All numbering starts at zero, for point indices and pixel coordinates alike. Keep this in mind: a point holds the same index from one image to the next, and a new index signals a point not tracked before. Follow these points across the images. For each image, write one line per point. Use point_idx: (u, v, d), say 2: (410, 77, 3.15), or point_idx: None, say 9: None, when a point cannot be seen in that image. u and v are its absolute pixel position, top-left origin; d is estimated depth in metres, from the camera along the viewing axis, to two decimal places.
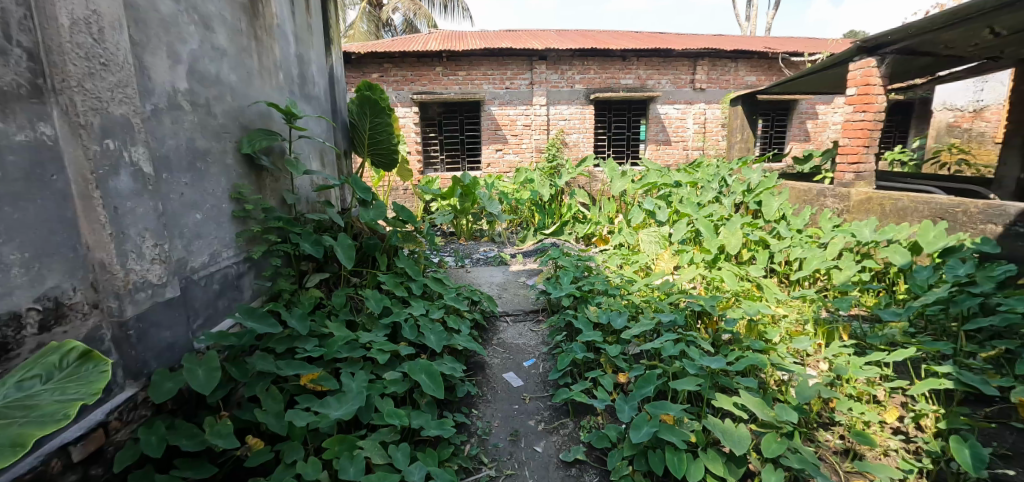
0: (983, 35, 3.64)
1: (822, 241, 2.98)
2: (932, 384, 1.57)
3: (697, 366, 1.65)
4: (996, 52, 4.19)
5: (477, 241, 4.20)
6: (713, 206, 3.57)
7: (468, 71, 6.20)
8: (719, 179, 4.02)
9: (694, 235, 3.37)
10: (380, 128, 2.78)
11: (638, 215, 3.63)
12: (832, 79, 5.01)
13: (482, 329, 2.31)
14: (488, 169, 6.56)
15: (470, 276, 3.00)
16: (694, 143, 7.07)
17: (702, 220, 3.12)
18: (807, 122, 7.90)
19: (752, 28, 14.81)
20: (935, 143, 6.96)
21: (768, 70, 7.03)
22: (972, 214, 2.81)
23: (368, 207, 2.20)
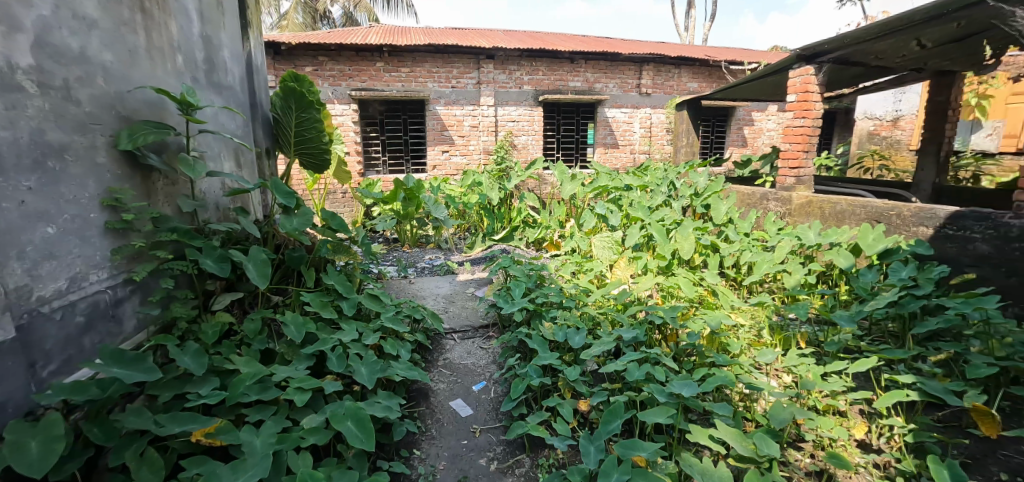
0: (912, 47, 3.90)
1: (769, 244, 3.18)
2: (900, 396, 1.73)
3: (666, 394, 1.66)
4: (919, 65, 4.51)
5: (422, 247, 4.05)
6: (663, 209, 3.68)
7: (412, 68, 6.00)
8: (668, 183, 4.17)
9: (646, 240, 3.43)
10: (308, 124, 2.64)
11: (591, 220, 3.68)
12: (770, 86, 5.23)
13: (425, 351, 2.23)
14: (434, 171, 6.37)
15: (414, 287, 2.88)
16: (640, 147, 7.18)
17: (656, 225, 3.19)
18: (745, 128, 8.24)
19: (690, 38, 15.39)
20: (858, 149, 7.40)
21: (709, 78, 7.32)
22: (905, 218, 2.98)
23: (292, 214, 2.06)
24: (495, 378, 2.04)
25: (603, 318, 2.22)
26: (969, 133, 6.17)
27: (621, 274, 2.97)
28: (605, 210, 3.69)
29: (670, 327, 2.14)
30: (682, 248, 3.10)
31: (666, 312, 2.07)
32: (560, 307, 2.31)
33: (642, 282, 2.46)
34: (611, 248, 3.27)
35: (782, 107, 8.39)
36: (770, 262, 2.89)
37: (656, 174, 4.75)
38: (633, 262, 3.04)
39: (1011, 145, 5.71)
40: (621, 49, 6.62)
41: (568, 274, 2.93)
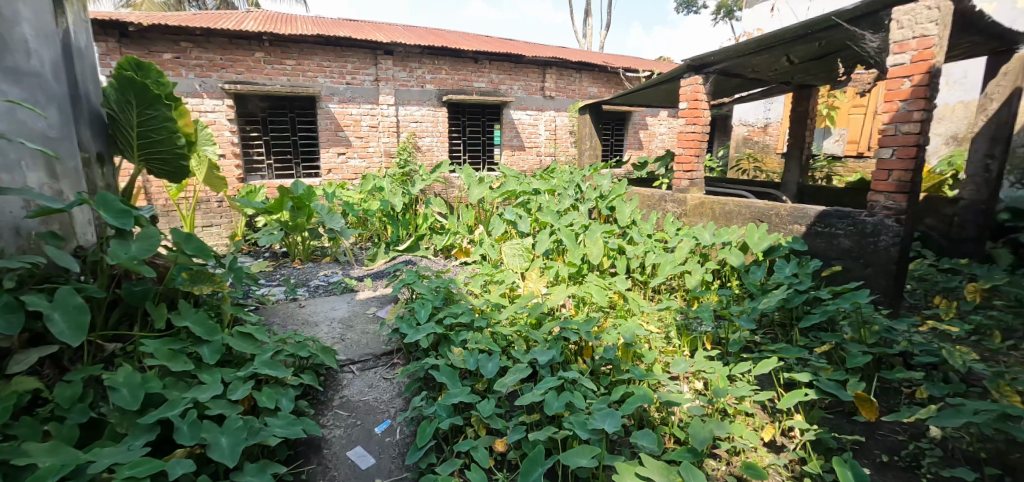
0: (782, 63, 4.29)
1: (670, 245, 3.39)
2: (799, 396, 2.09)
3: (589, 430, 1.70)
4: (787, 78, 5.00)
5: (316, 262, 3.79)
6: (572, 213, 3.77)
7: (298, 60, 5.56)
8: (574, 186, 4.25)
9: (556, 245, 3.53)
10: (155, 124, 2.35)
11: (500, 227, 3.65)
12: (663, 94, 5.51)
13: (318, 392, 2.08)
14: (329, 175, 5.97)
15: (306, 311, 2.68)
16: (546, 149, 7.38)
17: (565, 231, 3.29)
18: (641, 132, 8.72)
19: (587, 44, 16.03)
20: (736, 153, 8.00)
21: (608, 84, 7.71)
22: (783, 217, 3.36)
23: (127, 239, 1.84)
24: (398, 419, 1.92)
25: (516, 338, 2.21)
26: (823, 139, 6.85)
27: (532, 283, 2.95)
28: (513, 215, 3.67)
29: (588, 343, 2.21)
30: (592, 254, 3.22)
31: (583, 328, 2.14)
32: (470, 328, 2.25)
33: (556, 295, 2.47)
34: (522, 255, 3.31)
35: (672, 113, 8.96)
36: (672, 263, 3.10)
37: (563, 177, 4.86)
38: (540, 270, 3.09)
39: (855, 149, 6.47)
40: (524, 52, 6.73)
41: (478, 288, 2.86)
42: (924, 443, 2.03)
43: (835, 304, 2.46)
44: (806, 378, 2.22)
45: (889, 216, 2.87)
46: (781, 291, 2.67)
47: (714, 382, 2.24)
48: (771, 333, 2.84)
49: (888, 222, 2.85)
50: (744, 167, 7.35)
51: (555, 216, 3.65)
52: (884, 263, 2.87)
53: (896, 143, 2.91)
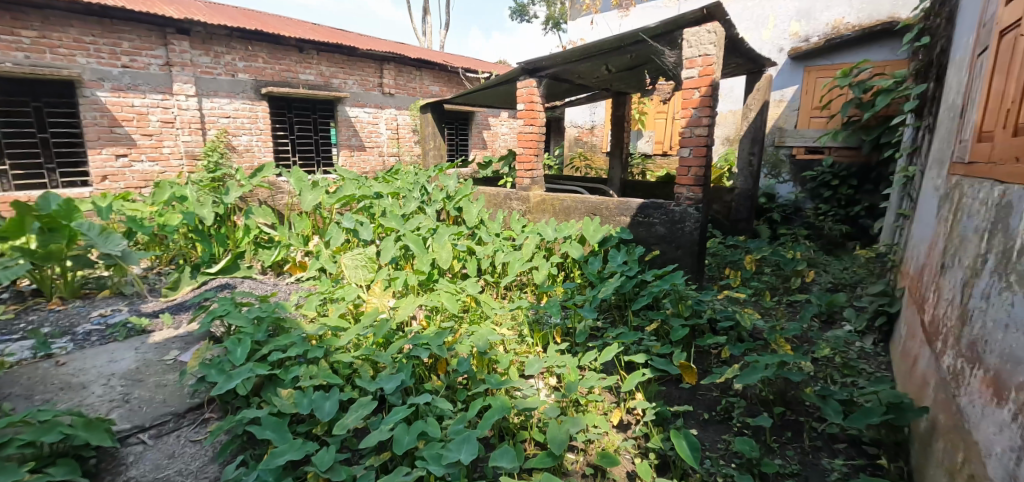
0: (601, 71, 4.64)
1: (517, 242, 3.59)
2: (638, 378, 2.26)
3: (446, 463, 1.64)
4: (607, 85, 5.44)
5: (91, 298, 3.12)
6: (415, 217, 3.71)
7: (41, 31, 4.42)
8: (419, 188, 4.17)
9: (403, 252, 3.44)
10: None
11: (339, 236, 3.39)
12: (503, 94, 5.57)
13: (100, 475, 1.75)
14: (105, 184, 4.91)
15: (76, 370, 2.22)
16: (389, 149, 7.17)
17: (410, 236, 3.21)
18: (484, 132, 8.90)
19: (424, 41, 15.85)
20: (569, 152, 8.44)
21: (449, 82, 7.76)
22: (611, 210, 3.84)
23: None
24: None
25: (361, 364, 2.11)
26: (637, 140, 7.65)
27: (376, 297, 2.74)
28: (352, 221, 3.46)
29: (442, 358, 2.18)
30: (441, 257, 3.16)
31: (436, 343, 2.11)
32: (302, 362, 2.11)
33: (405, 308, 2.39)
34: (365, 262, 3.13)
35: (512, 114, 9.29)
36: (520, 260, 3.29)
37: (409, 178, 4.71)
38: (382, 281, 2.92)
39: (660, 149, 7.34)
40: (357, 44, 6.42)
41: (314, 308, 2.65)
42: (732, 396, 2.41)
43: (658, 287, 2.92)
44: (641, 359, 2.42)
45: (692, 205, 3.53)
46: (614, 279, 3.00)
47: (566, 376, 2.36)
48: (610, 315, 3.17)
49: (690, 211, 3.52)
50: (577, 164, 8.04)
51: (400, 220, 3.52)
52: (689, 244, 3.57)
53: (692, 144, 3.61)
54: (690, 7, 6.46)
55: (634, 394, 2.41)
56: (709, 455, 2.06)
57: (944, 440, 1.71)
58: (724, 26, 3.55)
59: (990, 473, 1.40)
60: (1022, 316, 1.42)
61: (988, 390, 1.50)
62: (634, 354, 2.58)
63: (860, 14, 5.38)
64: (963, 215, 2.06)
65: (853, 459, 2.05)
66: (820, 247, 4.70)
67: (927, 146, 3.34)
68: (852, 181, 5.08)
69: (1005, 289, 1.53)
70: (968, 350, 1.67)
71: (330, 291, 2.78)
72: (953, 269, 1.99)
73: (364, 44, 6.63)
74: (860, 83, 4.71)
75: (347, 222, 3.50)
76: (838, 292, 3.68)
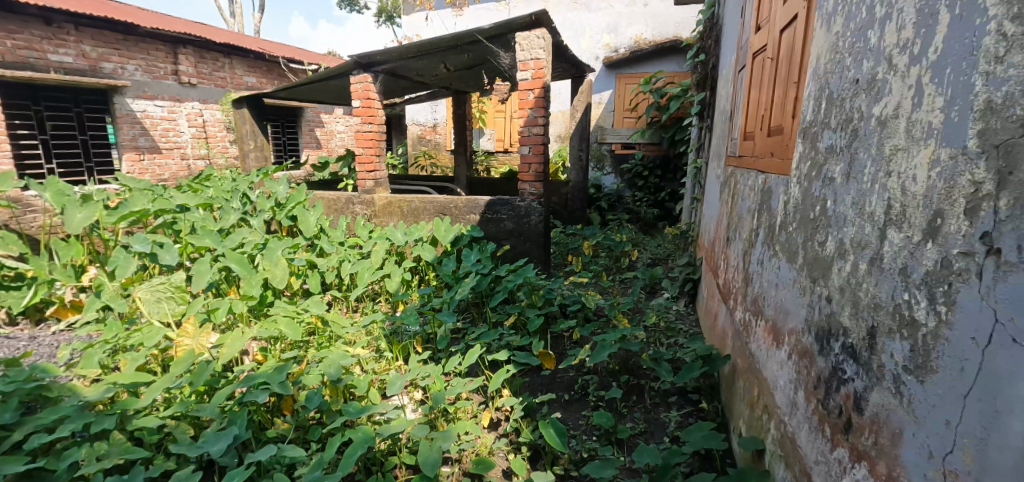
0: (440, 69, 4.74)
1: (365, 250, 3.81)
2: (503, 376, 2.41)
3: None
4: (446, 83, 5.54)
5: None
6: (238, 230, 3.69)
7: None
8: (239, 198, 4.32)
9: (225, 275, 3.47)
10: None
11: (127, 265, 3.13)
12: (333, 89, 5.50)
13: None
14: None
15: None
16: (196, 150, 6.43)
17: (234, 256, 3.18)
18: (318, 130, 8.47)
19: (237, 27, 14.28)
20: (413, 151, 8.40)
21: (267, 73, 7.33)
22: (461, 209, 4.05)
23: None
24: None
25: (175, 426, 1.99)
26: (480, 137, 8.08)
27: (188, 336, 2.57)
28: (147, 244, 3.24)
29: (288, 395, 2.25)
30: (274, 275, 3.23)
31: (275, 383, 2.15)
32: (82, 439, 1.88)
33: (230, 346, 2.37)
34: (173, 293, 2.98)
35: (347, 111, 9.00)
36: (371, 269, 3.45)
37: (223, 187, 4.80)
38: (196, 316, 2.74)
39: (502, 146, 7.75)
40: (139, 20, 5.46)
41: (102, 361, 2.42)
42: (586, 373, 2.71)
43: (512, 282, 3.19)
44: (503, 356, 2.60)
45: (534, 199, 3.85)
46: (471, 279, 3.23)
47: (433, 386, 2.45)
48: (470, 315, 3.39)
49: (534, 205, 3.85)
50: (422, 164, 7.91)
51: (217, 237, 3.46)
52: (535, 236, 3.89)
53: (530, 142, 3.89)
54: (519, 13, 6.87)
55: (501, 392, 2.57)
56: (575, 433, 2.29)
57: (744, 379, 2.06)
58: (551, 32, 3.87)
59: (777, 405, 1.65)
60: (783, 275, 1.70)
61: (769, 336, 1.80)
62: (496, 352, 2.77)
63: (653, 31, 6.33)
64: (739, 197, 2.54)
65: (683, 407, 2.44)
66: (638, 228, 5.44)
67: (708, 140, 4.04)
68: (657, 172, 5.90)
69: (773, 256, 1.84)
70: (753, 304, 2.03)
71: (119, 339, 2.55)
72: (737, 240, 2.45)
73: (152, 22, 5.71)
74: (657, 89, 5.61)
75: (136, 242, 3.24)
76: (654, 266, 4.31)
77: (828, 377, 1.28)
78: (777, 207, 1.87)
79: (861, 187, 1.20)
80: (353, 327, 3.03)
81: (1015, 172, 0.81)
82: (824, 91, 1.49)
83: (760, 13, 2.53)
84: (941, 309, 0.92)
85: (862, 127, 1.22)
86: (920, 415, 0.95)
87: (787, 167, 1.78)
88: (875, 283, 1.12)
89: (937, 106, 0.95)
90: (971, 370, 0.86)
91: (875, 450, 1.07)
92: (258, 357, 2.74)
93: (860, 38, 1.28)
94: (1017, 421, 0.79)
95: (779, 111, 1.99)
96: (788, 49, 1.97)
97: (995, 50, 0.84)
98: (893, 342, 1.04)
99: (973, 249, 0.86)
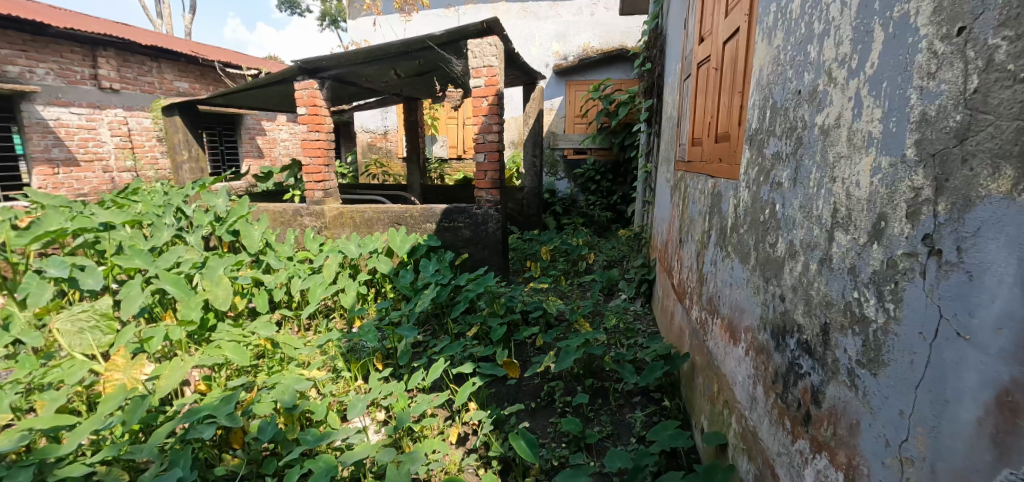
0: (390, 75, 4.71)
1: (316, 265, 3.72)
2: (470, 389, 2.41)
3: None
4: (397, 89, 5.48)
5: None
6: (172, 248, 3.51)
7: None
8: (172, 212, 4.09)
9: (159, 298, 3.31)
10: None
11: (42, 293, 2.93)
12: (275, 95, 5.34)
13: None
14: None
15: None
16: (120, 161, 6.05)
17: (169, 277, 3.03)
18: (258, 138, 8.15)
19: (168, 30, 13.47)
20: (363, 159, 8.06)
21: (201, 79, 7.02)
22: (417, 218, 3.96)
23: None
24: None
25: (106, 472, 1.94)
26: (431, 144, 7.77)
27: (118, 370, 2.40)
28: (65, 268, 3.05)
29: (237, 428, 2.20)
30: (216, 296, 3.06)
31: (222, 416, 2.09)
32: None
33: (167, 379, 2.28)
34: (98, 322, 2.65)
35: (291, 117, 8.74)
36: (323, 285, 3.44)
37: (155, 202, 4.60)
38: (128, 346, 2.62)
39: (455, 153, 7.63)
40: (49, 19, 5.12)
41: (14, 402, 2.27)
42: (551, 380, 2.74)
43: (472, 292, 3.20)
44: (468, 369, 2.58)
45: (491, 206, 3.86)
46: (431, 290, 3.23)
47: (396, 405, 2.43)
48: (430, 327, 3.37)
49: (491, 213, 3.86)
50: (373, 172, 7.73)
51: (148, 257, 3.25)
52: (493, 244, 3.90)
53: (485, 149, 3.91)
54: (469, 20, 6.89)
55: (468, 405, 2.55)
56: (544, 442, 2.29)
57: (702, 376, 2.12)
58: (503, 40, 3.90)
59: (736, 400, 1.70)
60: (736, 275, 1.74)
61: (725, 334, 1.84)
62: (460, 365, 2.74)
63: (600, 40, 6.48)
64: (689, 201, 2.62)
65: (647, 407, 2.52)
66: (592, 231, 5.56)
67: (656, 145, 4.16)
68: (609, 176, 6.03)
69: (725, 257, 1.88)
70: (708, 304, 2.08)
71: (35, 378, 2.39)
72: (689, 242, 2.52)
73: (66, 21, 5.37)
74: (606, 96, 5.66)
75: (53, 266, 3.05)
76: (611, 268, 4.41)
77: (786, 372, 1.33)
78: (726, 210, 1.92)
79: (808, 191, 1.26)
80: (306, 347, 3.01)
81: (951, 177, 0.84)
82: (768, 100, 1.56)
83: (702, 25, 2.61)
84: (889, 306, 0.96)
85: (806, 135, 1.29)
86: (874, 406, 0.99)
87: (735, 172, 1.84)
88: (825, 282, 1.16)
89: (875, 117, 1.01)
90: (920, 363, 0.88)
91: (834, 441, 1.11)
92: (201, 387, 2.63)
93: (800, 52, 1.34)
94: (965, 411, 0.81)
95: (725, 119, 2.05)
96: (731, 61, 2.03)
97: (927, 66, 0.88)
98: (845, 338, 1.08)
99: (915, 250, 0.89)
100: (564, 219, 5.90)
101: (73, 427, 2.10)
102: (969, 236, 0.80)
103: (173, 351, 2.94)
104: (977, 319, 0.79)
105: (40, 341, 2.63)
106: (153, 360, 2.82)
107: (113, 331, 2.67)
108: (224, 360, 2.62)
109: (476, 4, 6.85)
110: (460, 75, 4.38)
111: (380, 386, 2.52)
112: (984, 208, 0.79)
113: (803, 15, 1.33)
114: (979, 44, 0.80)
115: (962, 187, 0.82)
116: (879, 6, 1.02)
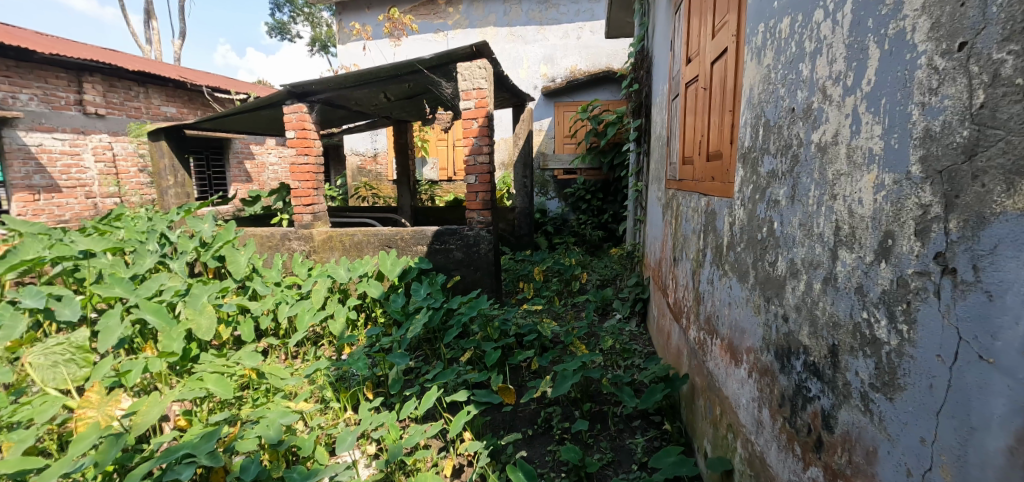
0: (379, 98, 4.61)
1: (304, 290, 3.55)
2: (464, 417, 2.23)
3: None
4: (387, 112, 5.38)
5: None
6: (154, 276, 3.31)
7: None
8: (157, 238, 3.91)
9: (140, 328, 3.12)
10: None
11: (17, 325, 2.69)
12: (263, 119, 5.19)
13: None
14: None
15: None
16: (103, 188, 5.85)
17: (151, 306, 2.86)
18: (246, 163, 7.98)
19: (156, 56, 13.31)
20: (352, 182, 7.86)
21: (189, 103, 6.86)
22: (408, 240, 3.81)
23: None
24: None
25: None
26: (422, 167, 7.60)
27: (91, 406, 2.18)
28: (41, 298, 2.81)
29: (219, 467, 2.01)
30: (198, 326, 2.86)
31: (203, 454, 1.91)
32: None
33: (145, 415, 2.09)
34: (74, 355, 2.44)
35: (279, 141, 8.58)
36: (312, 311, 3.26)
37: (138, 227, 4.38)
38: (105, 380, 2.41)
39: (445, 175, 7.52)
40: (34, 45, 4.99)
41: None
42: (548, 405, 2.54)
43: (465, 316, 3.03)
44: (463, 397, 2.40)
45: (482, 227, 3.73)
46: (422, 315, 3.07)
47: (387, 437, 2.25)
48: (422, 352, 3.21)
49: (482, 234, 3.73)
50: (362, 195, 7.53)
51: (129, 285, 3.10)
52: (486, 265, 3.77)
53: (476, 171, 3.80)
54: (458, 44, 6.85)
55: (462, 435, 2.37)
56: (542, 472, 2.10)
57: (704, 398, 1.96)
58: (492, 62, 3.82)
59: (740, 423, 1.54)
60: (735, 294, 1.60)
61: (725, 355, 1.69)
62: (454, 393, 2.56)
63: (587, 62, 6.45)
64: (682, 219, 2.49)
65: (647, 431, 2.33)
66: (585, 250, 5.42)
67: (646, 163, 4.08)
68: (599, 195, 5.97)
69: (723, 275, 1.74)
70: (706, 323, 1.93)
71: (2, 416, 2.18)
72: (684, 260, 2.39)
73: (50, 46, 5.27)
74: (594, 116, 5.58)
75: (27, 297, 2.82)
76: (604, 287, 4.27)
77: (792, 395, 1.20)
78: (722, 228, 1.78)
79: (807, 209, 1.14)
80: (293, 376, 2.78)
81: (962, 194, 0.76)
82: (760, 119, 1.44)
83: (689, 45, 2.52)
84: (902, 328, 0.86)
85: (802, 153, 1.18)
86: (893, 432, 0.88)
87: (729, 190, 1.71)
88: (831, 302, 1.04)
89: (876, 134, 0.91)
90: (940, 387, 0.79)
91: (851, 469, 0.99)
92: (180, 422, 2.41)
93: (792, 70, 1.24)
94: (993, 440, 0.72)
95: (717, 137, 1.93)
96: (720, 80, 1.94)
97: (927, 82, 0.81)
98: (856, 360, 0.96)
99: (926, 269, 0.80)
100: (556, 238, 5.76)
101: (42, 470, 1.92)
102: (985, 254, 0.73)
103: (154, 384, 2.74)
104: (1000, 341, 0.71)
105: (10, 376, 2.43)
106: (131, 394, 2.62)
107: (90, 364, 2.47)
108: (205, 392, 2.42)
109: (464, 29, 6.80)
110: (449, 98, 4.27)
111: (371, 417, 2.38)
112: (1000, 225, 0.71)
113: (793, 34, 1.23)
114: (982, 60, 0.73)
115: (974, 204, 0.74)
116: (872, 23, 0.94)
